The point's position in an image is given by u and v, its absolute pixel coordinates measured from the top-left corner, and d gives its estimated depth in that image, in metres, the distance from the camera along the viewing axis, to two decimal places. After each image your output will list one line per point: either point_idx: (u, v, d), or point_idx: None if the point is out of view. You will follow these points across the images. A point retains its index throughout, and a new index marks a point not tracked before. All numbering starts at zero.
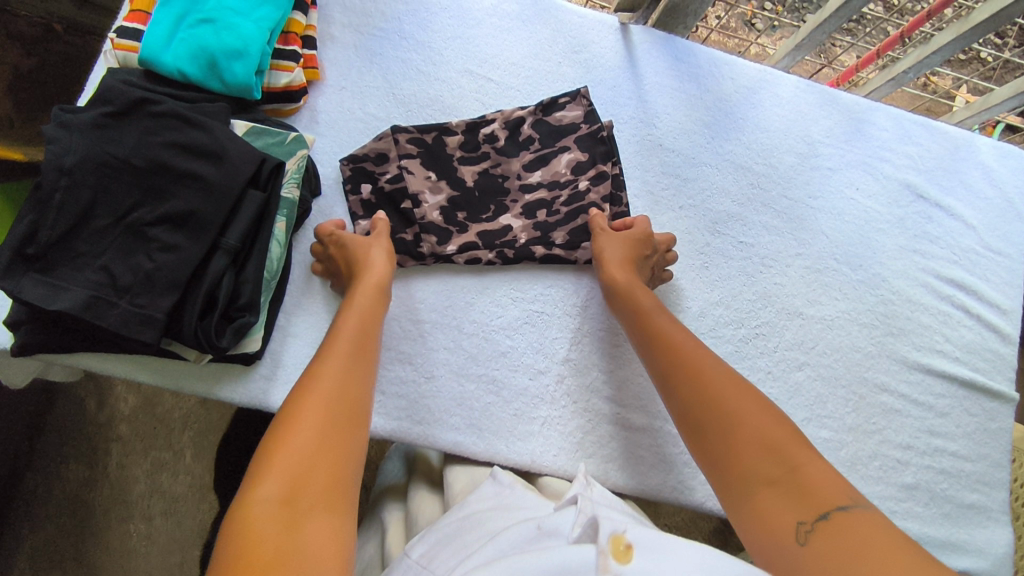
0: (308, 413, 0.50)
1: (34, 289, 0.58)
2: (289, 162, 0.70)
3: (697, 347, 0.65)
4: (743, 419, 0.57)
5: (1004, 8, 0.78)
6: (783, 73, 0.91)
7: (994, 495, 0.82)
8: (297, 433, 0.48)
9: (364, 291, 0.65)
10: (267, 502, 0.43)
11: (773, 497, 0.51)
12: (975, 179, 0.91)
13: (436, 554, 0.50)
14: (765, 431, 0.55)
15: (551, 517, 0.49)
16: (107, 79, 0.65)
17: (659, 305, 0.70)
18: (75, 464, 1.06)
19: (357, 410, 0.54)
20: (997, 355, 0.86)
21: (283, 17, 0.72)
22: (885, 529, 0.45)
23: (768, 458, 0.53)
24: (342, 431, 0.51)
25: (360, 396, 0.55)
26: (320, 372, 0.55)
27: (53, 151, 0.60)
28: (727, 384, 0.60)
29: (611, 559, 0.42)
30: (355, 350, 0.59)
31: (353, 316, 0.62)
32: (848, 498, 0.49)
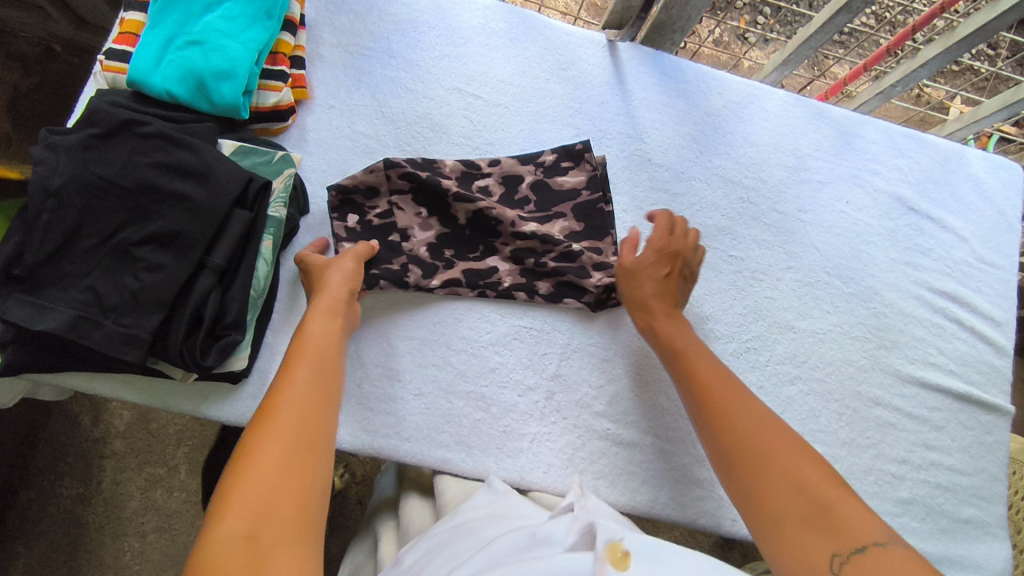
0: (268, 444, 0.50)
1: (20, 310, 0.59)
2: (276, 181, 0.70)
3: (735, 387, 0.66)
4: (773, 450, 0.59)
5: (989, 23, 0.78)
6: (771, 88, 0.91)
7: (991, 509, 0.81)
8: (257, 470, 0.48)
9: (325, 319, 0.64)
10: (229, 540, 0.43)
11: (807, 531, 0.52)
12: (966, 191, 0.91)
13: (429, 562, 0.51)
14: (801, 469, 0.57)
15: (545, 526, 0.51)
16: (95, 101, 0.66)
17: (699, 349, 0.70)
18: (69, 480, 1.06)
19: (317, 442, 0.53)
20: (992, 367, 0.86)
21: (271, 37, 0.73)
22: (917, 566, 0.48)
23: (796, 490, 0.55)
24: (300, 465, 0.50)
25: (320, 427, 0.54)
26: (279, 404, 0.54)
27: (41, 172, 0.61)
28: (761, 424, 0.61)
29: (609, 565, 0.43)
30: (314, 378, 0.57)
31: (310, 342, 0.61)
32: (883, 535, 0.51)
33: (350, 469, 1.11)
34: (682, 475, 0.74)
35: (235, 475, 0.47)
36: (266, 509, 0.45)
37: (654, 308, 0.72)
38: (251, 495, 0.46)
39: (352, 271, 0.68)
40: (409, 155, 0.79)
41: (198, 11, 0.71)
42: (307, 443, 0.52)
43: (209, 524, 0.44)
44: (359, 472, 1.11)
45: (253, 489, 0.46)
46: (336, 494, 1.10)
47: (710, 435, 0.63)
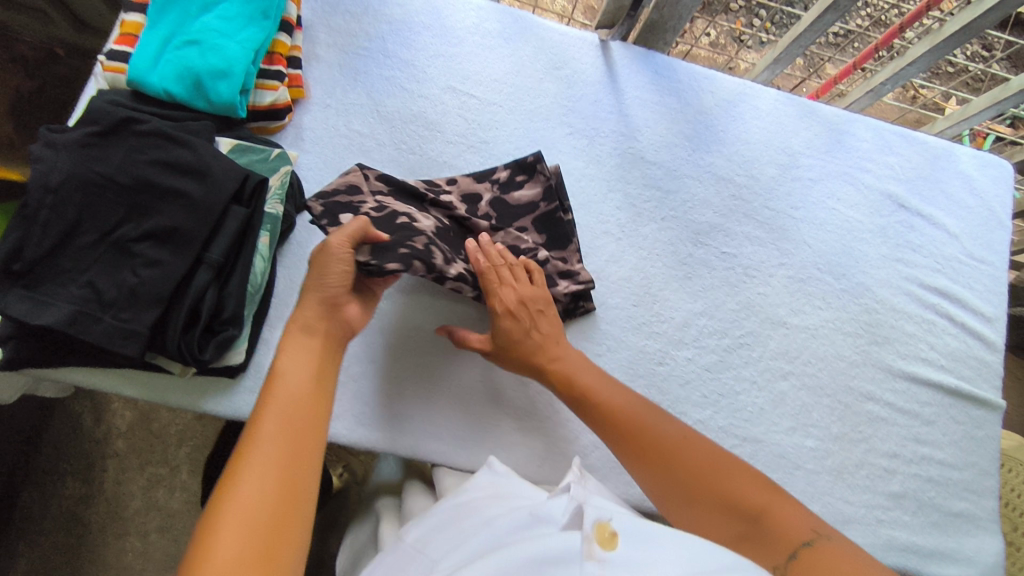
0: (232, 518, 0.43)
1: (19, 305, 0.59)
2: (273, 178, 0.71)
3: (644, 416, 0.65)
4: (702, 475, 0.60)
5: (974, 21, 0.79)
6: (762, 87, 0.92)
7: (982, 503, 0.82)
8: (220, 555, 0.41)
9: (298, 344, 0.55)
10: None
11: (750, 550, 0.55)
12: (956, 188, 0.92)
13: (430, 539, 0.55)
14: (727, 490, 0.58)
15: (545, 505, 0.54)
16: (95, 100, 0.67)
17: (606, 378, 0.68)
18: (71, 480, 1.06)
19: (293, 508, 0.45)
20: (983, 362, 0.87)
21: (267, 37, 0.74)
22: (848, 553, 0.51)
23: (732, 514, 0.57)
24: (275, 542, 0.43)
25: (293, 488, 0.46)
26: (248, 460, 0.46)
27: (40, 169, 0.61)
28: (677, 452, 0.61)
29: (596, 544, 0.43)
30: (292, 420, 0.49)
31: (281, 373, 0.52)
32: (811, 532, 0.54)
33: (349, 467, 1.12)
34: None
35: (199, 560, 0.40)
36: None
37: (530, 363, 0.68)
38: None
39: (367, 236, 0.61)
40: (404, 153, 0.80)
41: (196, 11, 0.72)
42: (282, 511, 0.45)
43: None
44: (358, 471, 1.12)
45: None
46: (335, 493, 1.11)
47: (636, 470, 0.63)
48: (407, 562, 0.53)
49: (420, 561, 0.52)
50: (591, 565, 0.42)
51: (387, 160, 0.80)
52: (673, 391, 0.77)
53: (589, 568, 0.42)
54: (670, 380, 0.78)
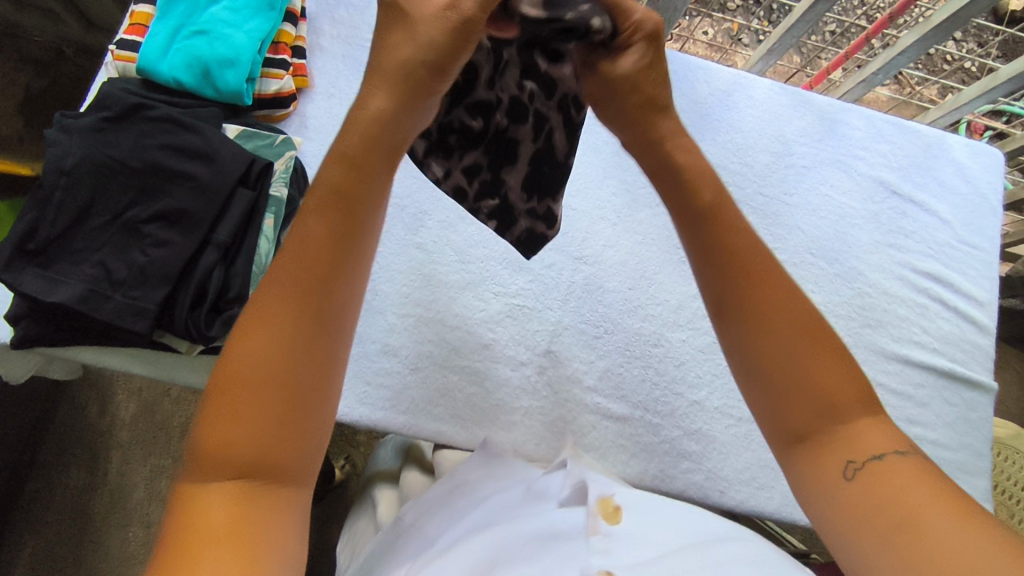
0: (273, 323, 0.40)
1: (33, 282, 0.62)
2: (277, 162, 0.73)
3: (725, 243, 0.48)
4: (809, 359, 0.45)
5: (961, 9, 0.80)
6: (757, 77, 0.94)
7: (975, 483, 0.83)
8: (246, 364, 0.39)
9: (336, 160, 0.42)
10: (213, 494, 0.39)
11: (830, 449, 0.45)
12: (948, 176, 0.94)
13: (428, 518, 0.56)
14: (819, 373, 0.45)
15: (541, 479, 0.56)
16: (106, 87, 0.69)
17: (721, 194, 0.50)
18: (77, 471, 1.08)
19: (308, 369, 0.41)
20: (975, 346, 0.88)
21: (272, 28, 0.76)
22: (936, 481, 0.43)
23: (820, 409, 0.45)
24: (287, 400, 0.40)
25: (310, 347, 0.41)
26: (265, 312, 0.40)
27: (54, 153, 0.64)
28: (784, 314, 0.46)
29: (601, 518, 0.48)
30: (341, 221, 0.42)
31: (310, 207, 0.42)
32: (903, 445, 0.45)
33: (351, 460, 1.15)
34: (668, 447, 0.77)
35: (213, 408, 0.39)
36: (248, 460, 0.39)
37: (649, 128, 0.51)
38: (232, 442, 0.39)
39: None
40: None
41: (204, 3, 0.74)
42: (298, 371, 0.40)
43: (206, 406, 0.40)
44: (360, 463, 1.15)
45: (231, 437, 0.39)
46: (336, 485, 1.12)
47: (723, 324, 0.48)
48: (406, 542, 0.55)
49: (420, 541, 0.54)
50: (594, 539, 0.46)
51: None
52: (668, 372, 0.79)
53: (594, 543, 0.46)
54: (666, 361, 0.79)
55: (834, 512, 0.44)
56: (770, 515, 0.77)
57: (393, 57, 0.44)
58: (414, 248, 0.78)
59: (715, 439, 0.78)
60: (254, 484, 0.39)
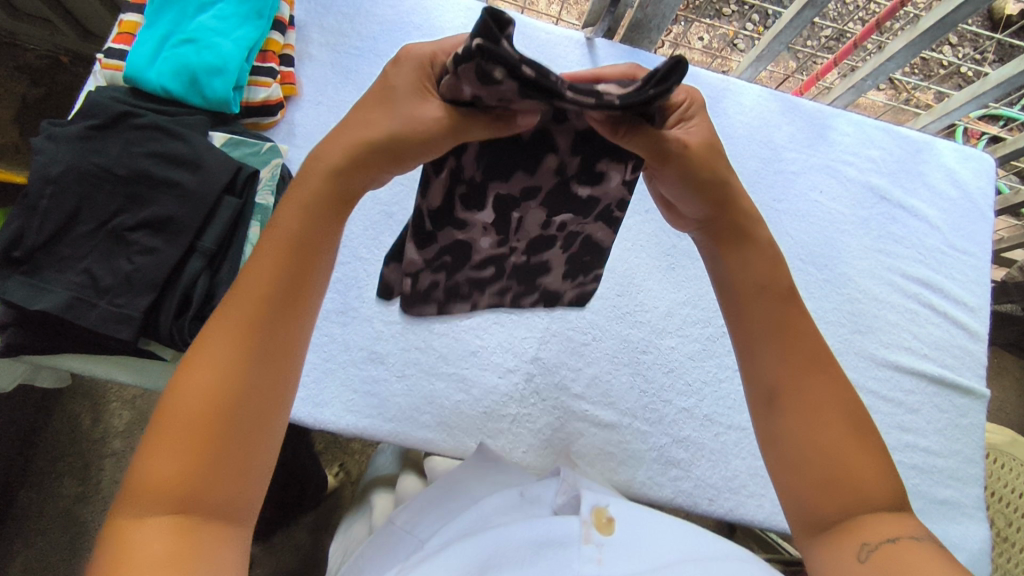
0: (211, 352, 0.42)
1: (18, 290, 0.62)
2: (264, 170, 0.73)
3: (781, 340, 0.51)
4: (823, 433, 0.48)
5: (948, 15, 0.81)
6: (746, 83, 0.94)
7: (967, 490, 0.82)
8: (189, 394, 0.41)
9: (293, 205, 0.47)
10: (150, 527, 0.39)
11: (852, 533, 0.46)
12: (938, 180, 0.94)
13: (418, 521, 0.56)
14: (851, 460, 0.47)
15: (533, 486, 0.55)
16: (94, 95, 0.70)
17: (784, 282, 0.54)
18: (69, 480, 1.08)
19: (249, 401, 0.42)
20: (966, 352, 0.88)
21: (261, 36, 0.76)
22: (950, 567, 0.43)
23: (837, 485, 0.47)
24: (228, 434, 0.41)
25: (254, 382, 0.43)
26: (212, 348, 0.42)
27: (40, 160, 0.64)
28: (815, 395, 0.49)
29: (595, 529, 0.47)
30: (291, 263, 0.46)
31: (261, 260, 0.45)
32: (920, 532, 0.46)
33: (345, 467, 1.14)
34: (658, 455, 0.76)
35: (152, 444, 0.40)
36: (187, 497, 0.40)
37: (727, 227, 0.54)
38: (172, 477, 0.39)
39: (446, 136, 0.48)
40: None
41: (192, 11, 0.75)
42: (245, 406, 0.42)
43: (147, 441, 0.41)
44: (354, 471, 1.14)
45: (167, 473, 0.39)
46: (331, 493, 1.11)
47: (766, 409, 0.51)
48: (396, 543, 0.54)
49: (409, 541, 0.54)
50: (588, 548, 0.45)
51: None
52: (657, 379, 0.79)
53: (587, 552, 0.45)
54: (654, 368, 0.79)
55: None
56: (761, 524, 0.76)
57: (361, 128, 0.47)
58: None
59: (704, 447, 0.77)
60: (190, 525, 0.39)
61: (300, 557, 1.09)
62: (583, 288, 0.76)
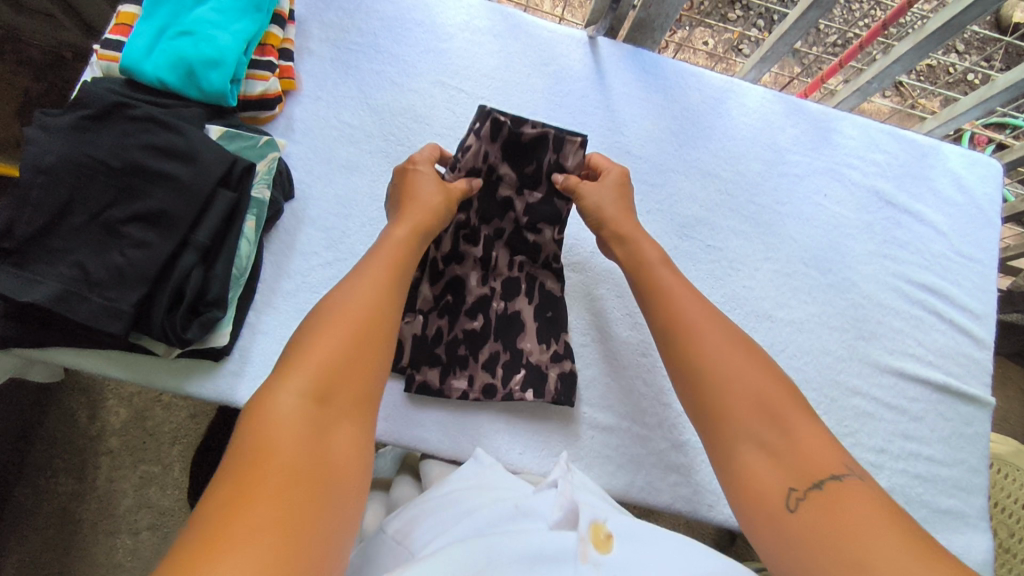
0: (355, 293, 0.55)
1: (7, 282, 0.61)
2: (260, 164, 0.72)
3: (702, 310, 0.62)
4: (726, 372, 0.57)
5: (953, 18, 0.80)
6: (749, 84, 0.93)
7: (972, 500, 0.81)
8: (339, 317, 0.52)
9: (406, 223, 0.65)
10: (294, 399, 0.46)
11: (768, 461, 0.51)
12: (944, 185, 0.93)
13: (410, 531, 0.54)
14: (754, 387, 0.55)
15: (530, 497, 0.53)
16: (90, 86, 0.69)
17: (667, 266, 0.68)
18: (64, 478, 1.07)
19: (377, 336, 0.53)
20: (972, 359, 0.87)
21: (259, 30, 0.75)
22: (873, 497, 0.47)
23: (753, 411, 0.54)
24: (365, 349, 0.52)
25: (384, 318, 0.54)
26: (354, 290, 0.55)
27: (33, 151, 0.63)
28: (718, 342, 0.59)
29: (591, 546, 0.46)
30: (402, 258, 0.61)
31: (390, 248, 0.61)
32: (843, 465, 0.50)
33: None
34: (657, 459, 0.75)
35: (301, 346, 0.50)
36: (330, 391, 0.48)
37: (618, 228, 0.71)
38: (321, 371, 0.48)
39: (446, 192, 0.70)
40: (393, 144, 0.81)
41: (190, 5, 0.74)
42: (374, 340, 0.53)
43: (298, 347, 0.50)
44: None
45: (317, 367, 0.48)
46: None
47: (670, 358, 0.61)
48: (388, 554, 0.52)
49: (401, 553, 0.51)
50: (584, 567, 0.44)
51: (375, 152, 0.80)
52: (657, 382, 0.78)
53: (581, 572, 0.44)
54: (654, 372, 0.78)
55: (780, 533, 0.48)
56: None
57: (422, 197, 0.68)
58: None
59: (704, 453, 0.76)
60: (326, 415, 0.47)
61: None
62: (563, 364, 0.74)
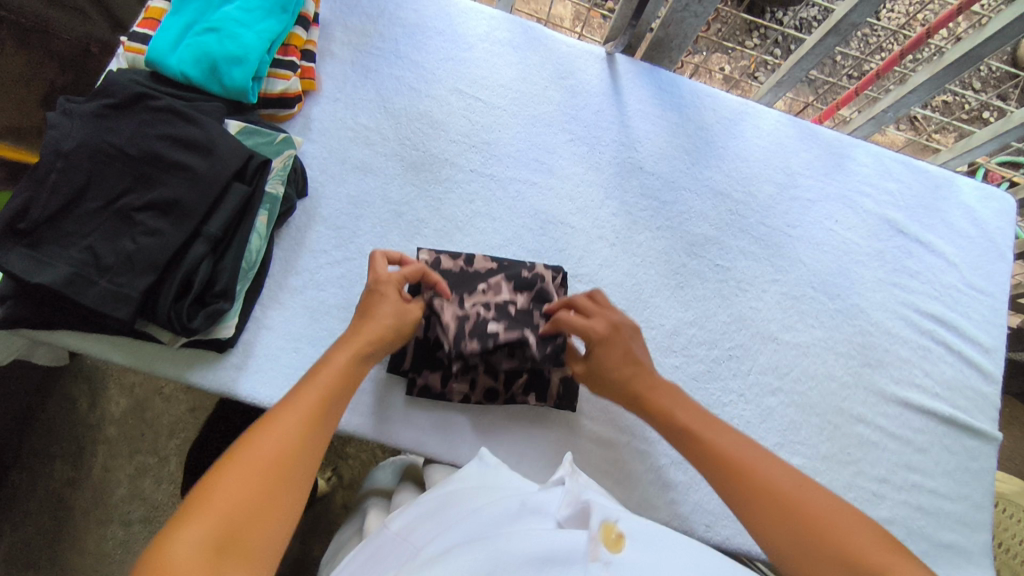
0: (282, 423, 0.52)
1: (20, 262, 0.61)
2: (276, 160, 0.73)
3: (767, 463, 0.58)
4: (802, 518, 0.52)
5: (973, 51, 0.80)
6: (764, 107, 0.93)
7: (975, 537, 0.80)
8: (259, 450, 0.50)
9: (355, 337, 0.62)
10: (193, 548, 0.43)
11: None
12: (957, 218, 0.92)
13: (415, 528, 0.54)
14: (830, 536, 0.51)
15: (536, 495, 0.53)
16: (115, 76, 0.70)
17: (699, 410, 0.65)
18: (61, 464, 1.07)
19: (299, 472, 0.51)
20: (979, 394, 0.85)
21: (284, 30, 0.77)
22: None
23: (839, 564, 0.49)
24: (277, 492, 0.49)
25: (305, 454, 0.52)
26: (283, 418, 0.53)
27: (54, 135, 0.64)
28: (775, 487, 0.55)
29: (603, 545, 0.44)
30: (343, 380, 0.59)
31: (325, 374, 0.58)
32: None
33: (337, 471, 1.11)
34: (656, 476, 0.74)
35: (211, 482, 0.47)
36: (233, 537, 0.45)
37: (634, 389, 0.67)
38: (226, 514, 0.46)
39: (406, 308, 0.66)
40: (407, 148, 0.81)
41: (218, 2, 0.76)
42: (293, 474, 0.50)
43: (209, 483, 0.47)
44: (346, 474, 1.12)
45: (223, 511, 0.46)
46: (321, 496, 1.09)
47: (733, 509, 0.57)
48: (392, 550, 0.52)
49: (405, 548, 0.52)
50: (594, 566, 0.43)
51: (389, 154, 0.81)
52: None
53: (591, 569, 0.42)
54: None
55: None
56: (756, 555, 0.74)
57: (377, 314, 0.64)
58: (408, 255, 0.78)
59: None
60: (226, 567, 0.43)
61: (286, 558, 1.07)
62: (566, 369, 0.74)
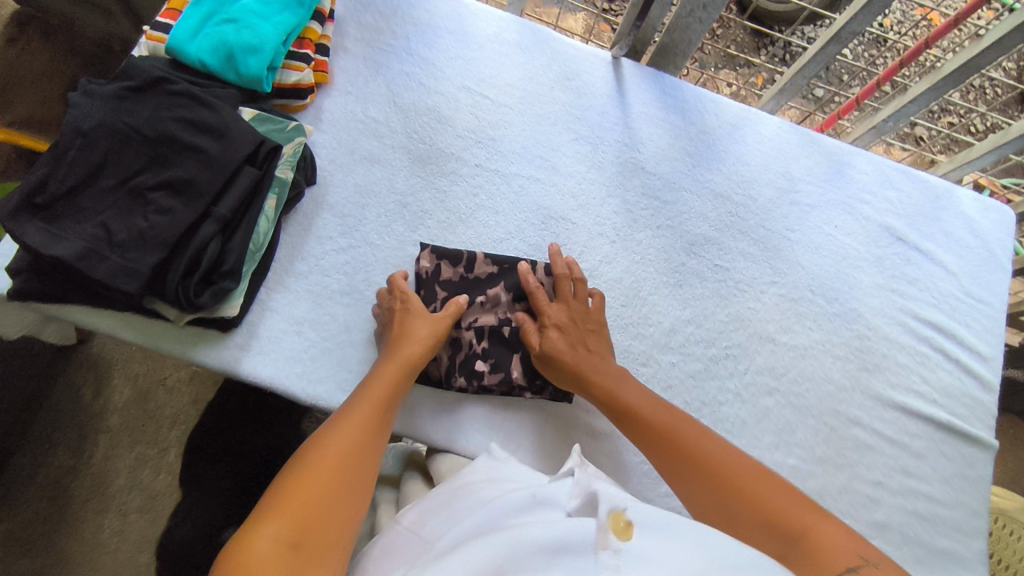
0: (338, 436, 0.55)
1: (35, 235, 0.63)
2: (286, 147, 0.75)
3: (707, 439, 0.61)
4: (730, 486, 0.56)
5: (971, 60, 0.81)
6: (768, 115, 0.95)
7: (969, 544, 0.79)
8: (320, 457, 0.53)
9: (396, 357, 0.66)
10: (267, 542, 0.45)
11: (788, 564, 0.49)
12: (957, 228, 0.93)
13: (425, 522, 0.54)
14: (754, 498, 0.54)
15: (546, 487, 0.52)
16: (137, 62, 0.73)
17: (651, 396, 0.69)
18: (63, 451, 1.08)
19: (357, 477, 0.53)
20: (976, 401, 0.86)
21: (299, 23, 0.79)
22: None
23: (761, 523, 0.52)
24: (341, 492, 0.51)
25: (361, 462, 0.54)
26: (338, 431, 0.56)
27: (75, 114, 0.67)
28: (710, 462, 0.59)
29: (612, 534, 0.41)
30: (388, 397, 0.62)
31: (374, 391, 0.62)
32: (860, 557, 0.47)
33: None
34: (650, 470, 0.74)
35: (278, 488, 0.50)
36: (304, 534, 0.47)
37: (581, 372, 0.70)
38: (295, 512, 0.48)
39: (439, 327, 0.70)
40: (415, 142, 0.83)
41: None
42: (353, 478, 0.53)
43: (277, 489, 0.50)
44: None
45: (291, 509, 0.48)
46: None
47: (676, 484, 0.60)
48: (404, 544, 0.53)
49: (417, 542, 0.52)
50: (603, 555, 0.40)
51: (397, 147, 0.83)
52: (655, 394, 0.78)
53: (603, 559, 0.40)
54: (652, 382, 0.79)
55: None
56: None
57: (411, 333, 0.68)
58: (411, 245, 0.79)
59: None
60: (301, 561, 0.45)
61: None
62: None
